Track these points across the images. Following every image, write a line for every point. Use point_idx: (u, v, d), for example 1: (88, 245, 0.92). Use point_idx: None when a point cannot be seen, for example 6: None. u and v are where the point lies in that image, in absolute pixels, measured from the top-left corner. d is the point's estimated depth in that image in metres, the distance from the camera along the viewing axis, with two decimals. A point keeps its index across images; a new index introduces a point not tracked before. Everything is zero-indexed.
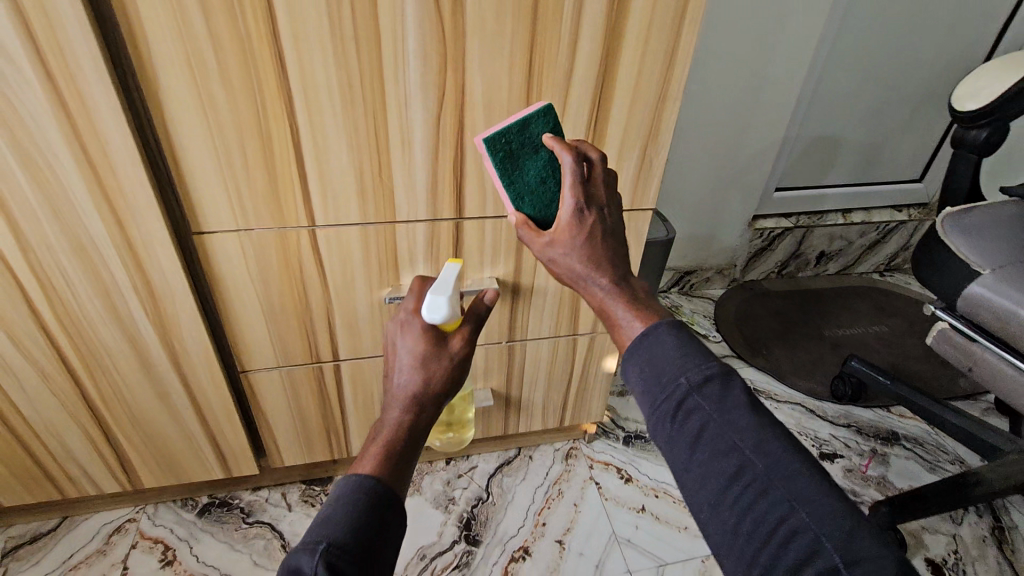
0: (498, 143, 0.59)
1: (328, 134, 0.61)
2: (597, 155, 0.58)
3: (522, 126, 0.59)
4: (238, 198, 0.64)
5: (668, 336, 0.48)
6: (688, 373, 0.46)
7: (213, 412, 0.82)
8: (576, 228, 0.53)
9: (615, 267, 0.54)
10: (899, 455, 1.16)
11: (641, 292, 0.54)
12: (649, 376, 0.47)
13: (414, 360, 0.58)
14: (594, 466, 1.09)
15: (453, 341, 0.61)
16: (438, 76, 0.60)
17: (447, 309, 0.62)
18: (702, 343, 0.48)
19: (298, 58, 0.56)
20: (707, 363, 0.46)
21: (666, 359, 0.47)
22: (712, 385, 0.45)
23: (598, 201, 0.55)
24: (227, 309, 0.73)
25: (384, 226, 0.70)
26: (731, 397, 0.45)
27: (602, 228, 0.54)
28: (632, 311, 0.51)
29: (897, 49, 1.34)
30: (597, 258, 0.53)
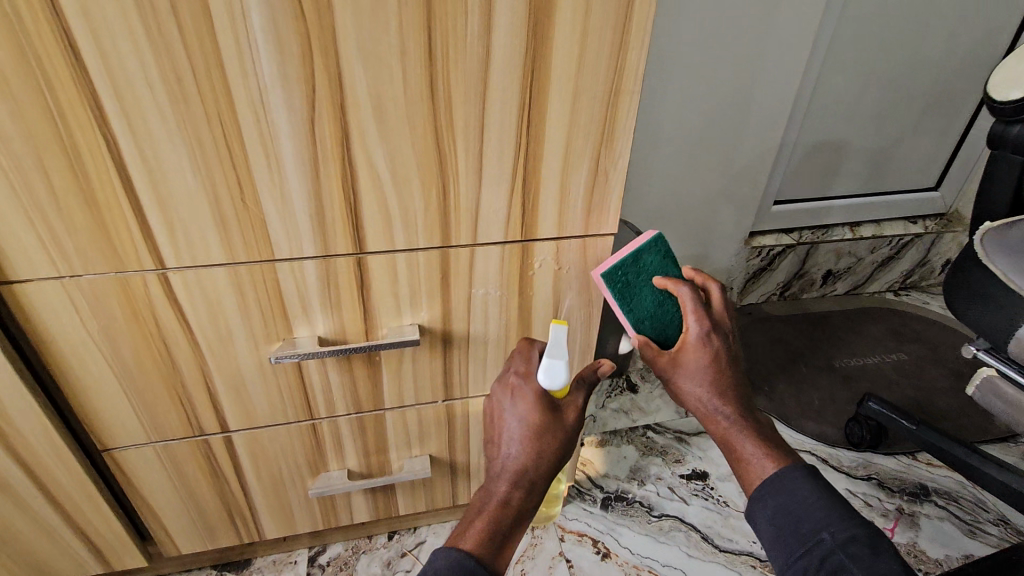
0: (615, 277, 0.58)
1: (159, 145, 0.46)
2: (719, 290, 0.61)
3: (635, 257, 0.59)
4: (51, 235, 0.48)
5: (811, 490, 0.54)
6: (830, 529, 0.51)
7: (74, 500, 0.65)
8: (701, 353, 0.57)
9: (739, 398, 0.58)
10: (931, 515, 0.98)
11: (763, 423, 0.59)
12: (785, 525, 0.54)
13: (527, 433, 0.55)
14: (566, 538, 0.92)
15: (567, 413, 0.57)
16: (304, 68, 0.45)
17: (564, 376, 0.56)
18: (840, 498, 0.54)
19: (96, 41, 0.41)
20: (855, 525, 0.51)
21: (806, 509, 0.53)
22: (858, 544, 0.50)
23: (725, 332, 0.59)
24: (67, 376, 0.56)
25: (258, 266, 0.54)
26: (879, 562, 0.49)
27: (732, 358, 0.59)
28: (757, 446, 0.57)
29: (907, 43, 1.19)
30: (722, 388, 0.57)
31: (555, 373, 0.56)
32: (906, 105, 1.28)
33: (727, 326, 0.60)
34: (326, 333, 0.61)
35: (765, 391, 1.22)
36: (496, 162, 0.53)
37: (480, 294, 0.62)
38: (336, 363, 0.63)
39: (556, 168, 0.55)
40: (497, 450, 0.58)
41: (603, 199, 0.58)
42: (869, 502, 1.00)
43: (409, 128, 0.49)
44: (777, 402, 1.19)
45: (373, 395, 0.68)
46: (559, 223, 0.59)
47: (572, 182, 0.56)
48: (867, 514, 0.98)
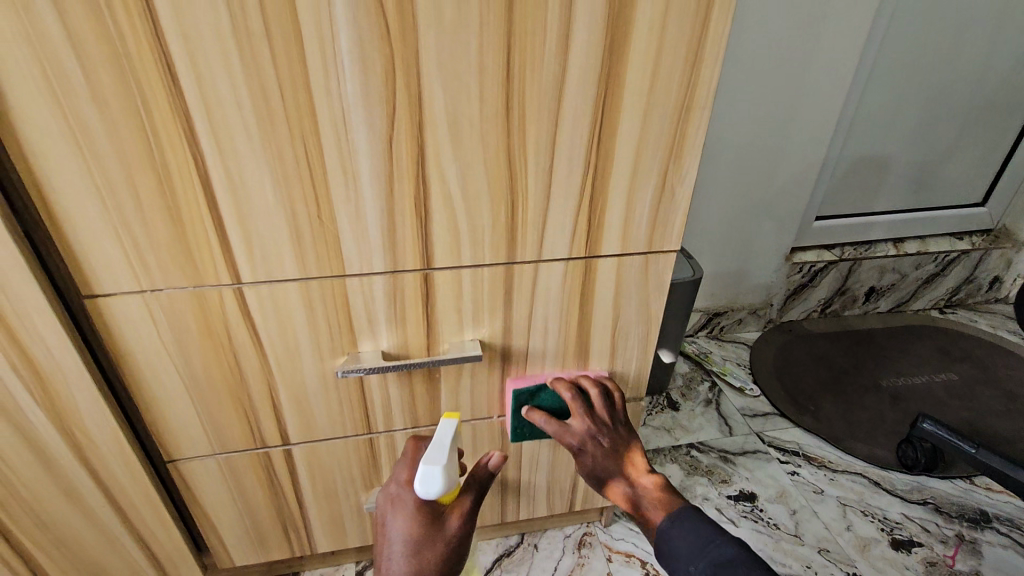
0: (519, 431, 0.69)
1: (242, 162, 0.47)
2: (569, 394, 0.64)
3: (516, 407, 0.68)
4: (137, 249, 0.49)
5: (677, 525, 0.52)
6: (693, 561, 0.50)
7: (137, 509, 0.66)
8: (588, 469, 0.61)
9: (628, 469, 0.59)
10: (993, 542, 0.95)
11: (653, 484, 0.57)
12: (672, 566, 0.52)
13: (406, 548, 0.48)
14: (613, 558, 0.90)
15: (451, 519, 0.50)
16: (386, 86, 0.46)
17: (443, 480, 0.50)
18: (699, 522, 0.52)
19: (192, 62, 0.42)
20: (709, 544, 0.50)
21: (677, 551, 0.51)
22: (717, 564, 0.49)
23: (585, 434, 0.61)
24: (140, 387, 0.57)
25: (329, 280, 0.55)
26: (734, 574, 0.48)
27: (605, 452, 0.60)
28: (655, 505, 0.56)
29: (954, 57, 1.17)
30: (615, 472, 0.59)
31: (432, 481, 0.49)
32: (953, 118, 1.26)
33: (589, 424, 0.62)
34: (389, 348, 0.61)
35: (811, 411, 1.19)
36: (565, 179, 0.53)
37: (541, 311, 0.62)
38: (397, 377, 0.64)
39: (623, 183, 0.55)
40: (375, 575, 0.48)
41: (668, 216, 0.58)
42: (926, 527, 0.97)
43: (482, 146, 0.50)
44: (824, 422, 1.16)
45: (430, 410, 0.68)
46: (622, 240, 0.59)
47: (638, 200, 0.56)
48: (927, 541, 0.95)
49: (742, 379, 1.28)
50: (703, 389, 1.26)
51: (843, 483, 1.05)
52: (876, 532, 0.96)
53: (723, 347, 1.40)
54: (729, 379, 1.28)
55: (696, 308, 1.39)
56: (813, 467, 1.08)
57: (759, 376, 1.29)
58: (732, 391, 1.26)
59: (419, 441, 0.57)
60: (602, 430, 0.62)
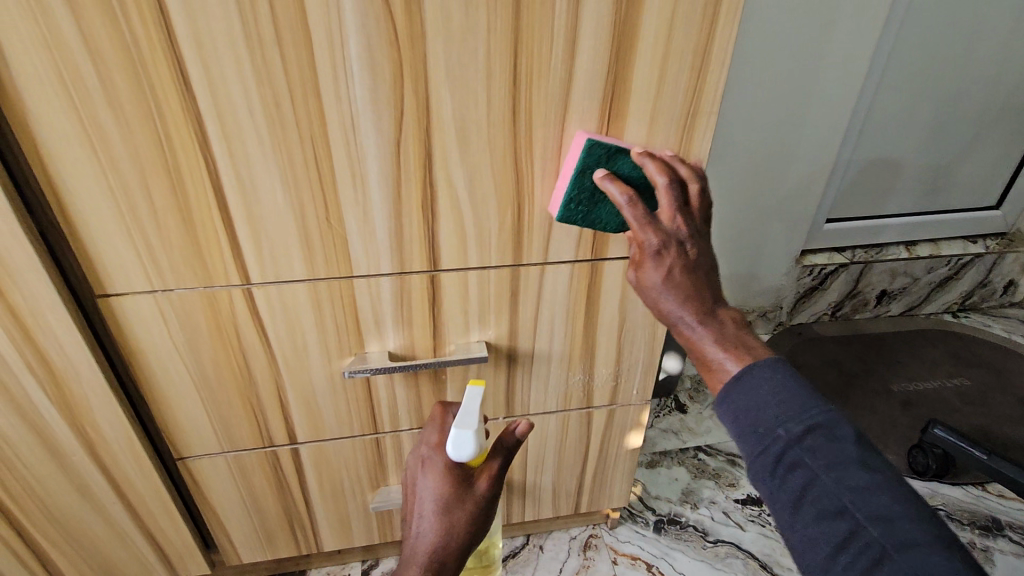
0: (571, 208, 0.52)
1: (252, 165, 0.47)
2: (664, 179, 0.48)
3: (578, 177, 0.51)
4: (149, 250, 0.50)
5: (771, 378, 0.44)
6: (787, 424, 0.42)
7: (147, 505, 0.67)
8: (659, 272, 0.46)
9: (703, 296, 0.46)
10: (1005, 550, 0.94)
11: (732, 324, 0.47)
12: (743, 422, 0.44)
13: (436, 507, 0.49)
14: (619, 560, 0.90)
15: (480, 482, 0.50)
16: (394, 92, 0.46)
17: (472, 446, 0.49)
18: (802, 382, 0.44)
19: (204, 68, 0.43)
20: (811, 411, 0.42)
21: (766, 405, 0.43)
22: (817, 435, 0.42)
23: (672, 233, 0.47)
24: (151, 385, 0.58)
25: (337, 282, 0.55)
26: (836, 451, 0.41)
27: (686, 263, 0.47)
28: (722, 348, 0.46)
29: (969, 59, 1.16)
30: (689, 292, 0.46)
31: (464, 444, 0.49)
32: (966, 121, 1.25)
33: (681, 224, 0.47)
34: (396, 348, 0.62)
35: None
36: None
37: (547, 313, 0.62)
38: (403, 377, 0.64)
39: None
40: (409, 526, 0.51)
41: None
42: None
43: (489, 150, 0.50)
44: None
45: None
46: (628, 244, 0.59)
47: None
48: None
49: None
50: None
51: None
52: None
53: None
54: None
55: None
56: None
57: None
58: None
59: (448, 406, 0.55)
60: (692, 237, 0.48)
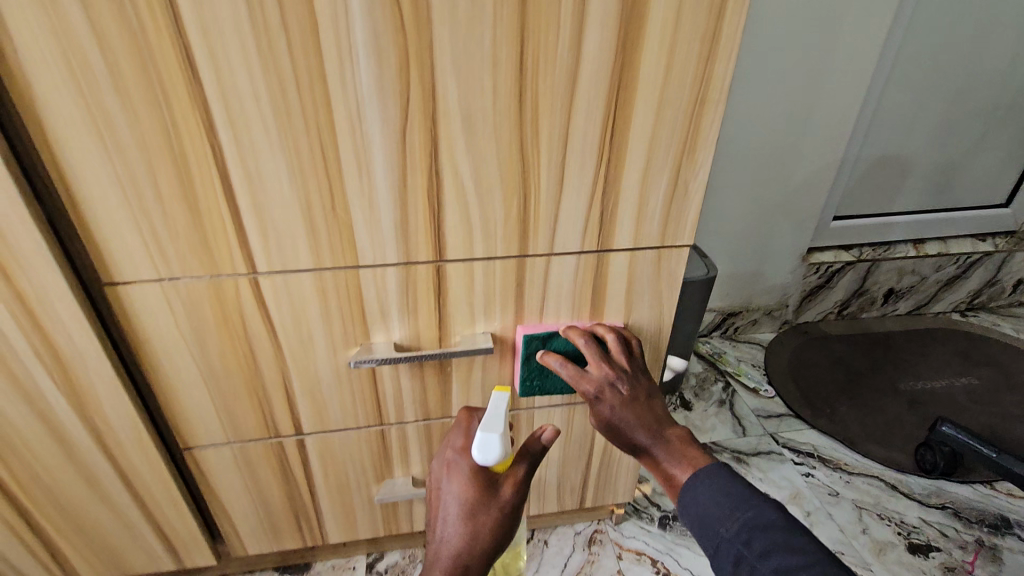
0: (530, 386, 0.65)
1: (258, 153, 0.47)
2: (581, 339, 0.59)
3: (524, 361, 0.64)
4: (156, 238, 0.50)
5: (706, 484, 0.49)
6: (724, 522, 0.47)
7: (153, 495, 0.67)
8: (604, 416, 0.54)
9: (648, 420, 0.53)
10: (1014, 548, 0.93)
11: (677, 440, 0.53)
12: (698, 530, 0.49)
13: (461, 512, 0.48)
14: (623, 556, 0.90)
15: (505, 487, 0.50)
16: (400, 78, 0.46)
17: (499, 449, 0.50)
18: (735, 478, 0.49)
19: (211, 54, 0.43)
20: (744, 505, 0.47)
21: (705, 509, 0.48)
22: (752, 529, 0.46)
23: (603, 380, 0.55)
24: (158, 374, 0.59)
25: (343, 272, 0.55)
26: (768, 540, 0.45)
27: (623, 398, 0.54)
28: (680, 463, 0.51)
29: (979, 54, 1.15)
30: (637, 417, 0.54)
31: (491, 448, 0.49)
32: (976, 117, 1.24)
33: (607, 371, 0.56)
34: (401, 339, 0.62)
35: (827, 413, 1.18)
36: (577, 172, 0.53)
37: (553, 306, 0.62)
38: (408, 369, 0.64)
39: (635, 177, 0.55)
40: (431, 535, 0.49)
41: (681, 211, 0.58)
42: (945, 532, 0.96)
43: (495, 138, 0.50)
44: (840, 424, 1.15)
45: (441, 403, 0.68)
46: (634, 235, 0.59)
47: (650, 194, 0.56)
48: (945, 546, 0.93)
49: (756, 379, 1.27)
50: (717, 390, 1.25)
51: (859, 486, 1.03)
52: (892, 536, 0.95)
53: (737, 348, 1.39)
54: (743, 379, 1.27)
55: (710, 307, 1.38)
56: (829, 469, 1.07)
57: (774, 377, 1.28)
58: (746, 392, 1.25)
59: (473, 411, 0.56)
60: (622, 377, 0.56)
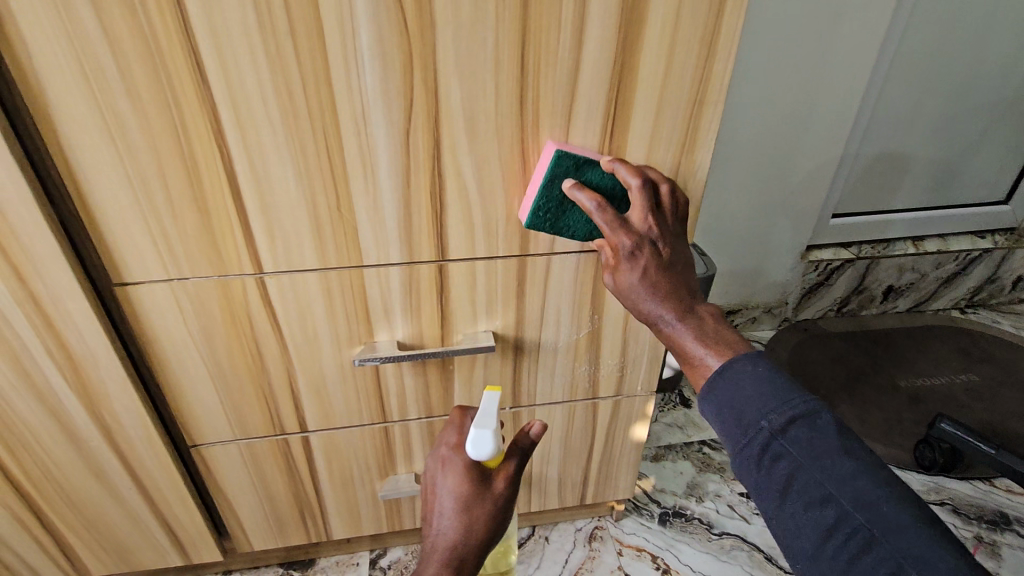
0: (540, 219, 0.54)
1: (265, 155, 0.48)
2: (637, 182, 0.51)
3: (549, 182, 0.52)
4: (165, 238, 0.51)
5: (754, 374, 0.47)
6: (770, 416, 0.45)
7: (161, 491, 0.68)
8: (638, 272, 0.51)
9: (677, 293, 0.52)
10: (1013, 544, 0.94)
11: (708, 317, 0.52)
12: (729, 415, 0.47)
13: (456, 505, 0.49)
14: (624, 552, 0.91)
15: (498, 480, 0.51)
16: (405, 81, 0.47)
17: (492, 445, 0.50)
18: (783, 375, 0.47)
19: (220, 58, 0.44)
20: (793, 401, 0.45)
21: (749, 401, 0.46)
22: (799, 426, 0.44)
23: (645, 235, 0.52)
24: (166, 372, 0.60)
25: (347, 271, 0.57)
26: (821, 442, 0.44)
27: (659, 262, 0.52)
28: (705, 345, 0.50)
29: (977, 52, 1.16)
30: (664, 288, 0.51)
31: (483, 444, 0.50)
32: (975, 114, 1.25)
33: (651, 225, 0.52)
34: (404, 338, 0.63)
35: (826, 410, 1.19)
36: None
37: (554, 303, 0.63)
38: (411, 366, 0.65)
39: None
40: (426, 528, 0.51)
41: None
42: None
43: (497, 139, 0.51)
44: (839, 421, 1.16)
45: (444, 400, 0.69)
46: None
47: None
48: None
49: None
50: None
51: None
52: None
53: None
54: None
55: (709, 305, 1.39)
56: None
57: None
58: None
59: (465, 409, 0.58)
60: (663, 237, 0.53)
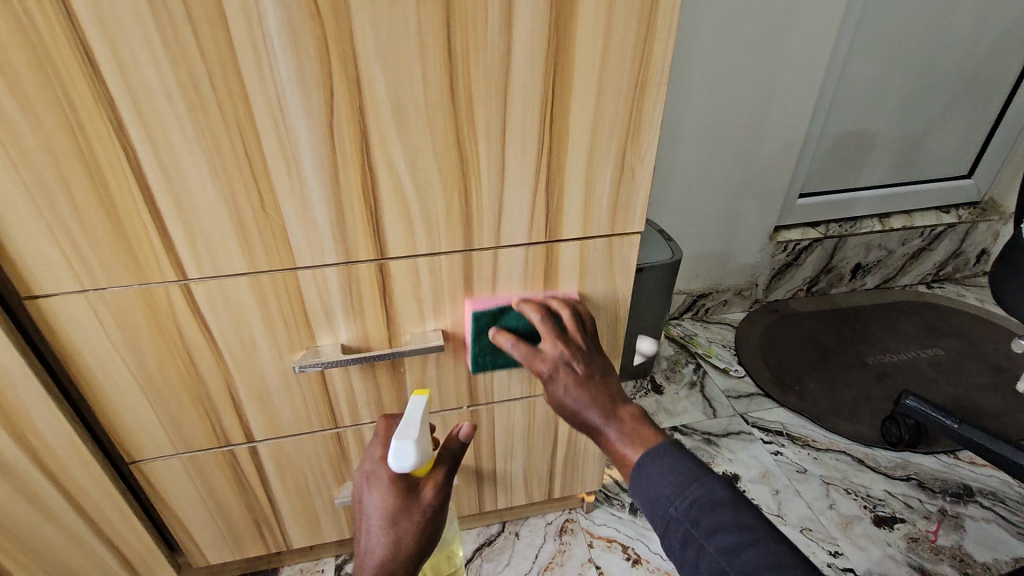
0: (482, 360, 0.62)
1: (177, 153, 0.45)
2: (537, 315, 0.57)
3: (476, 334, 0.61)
4: (73, 247, 0.47)
5: (656, 464, 0.46)
6: (672, 503, 0.45)
7: (101, 510, 0.65)
8: (559, 389, 0.53)
9: (601, 402, 0.52)
10: (976, 516, 0.95)
11: (632, 420, 0.51)
12: (648, 508, 0.47)
13: (383, 521, 0.48)
14: (595, 544, 0.90)
15: (427, 490, 0.50)
16: (322, 70, 0.44)
17: (416, 455, 0.48)
18: (682, 457, 0.47)
19: (114, 50, 0.40)
20: (695, 483, 0.45)
21: (656, 490, 0.46)
22: (705, 509, 0.44)
23: (557, 359, 0.54)
24: (94, 389, 0.56)
25: (280, 274, 0.53)
26: (715, 522, 0.43)
27: (578, 378, 0.53)
28: (631, 445, 0.48)
29: (936, 27, 1.14)
30: (584, 399, 0.52)
31: (406, 455, 0.48)
32: (936, 90, 1.24)
33: (561, 349, 0.54)
34: (349, 341, 0.60)
35: (796, 390, 1.19)
36: (519, 164, 0.52)
37: (504, 300, 0.61)
38: (359, 370, 0.62)
39: (580, 165, 0.53)
40: (355, 545, 0.49)
41: (630, 196, 0.57)
42: (909, 503, 0.97)
43: (429, 130, 0.48)
44: (809, 401, 1.16)
45: (397, 403, 0.67)
46: (583, 225, 0.57)
47: (597, 182, 0.55)
48: (909, 517, 0.95)
49: (725, 360, 1.27)
50: (688, 371, 1.26)
51: (828, 462, 1.04)
52: (859, 510, 0.96)
53: (708, 329, 1.39)
54: (713, 360, 1.27)
55: (679, 290, 1.38)
56: (798, 447, 1.07)
57: (745, 356, 1.28)
58: (717, 372, 1.26)
59: (391, 418, 0.56)
60: (576, 356, 0.55)
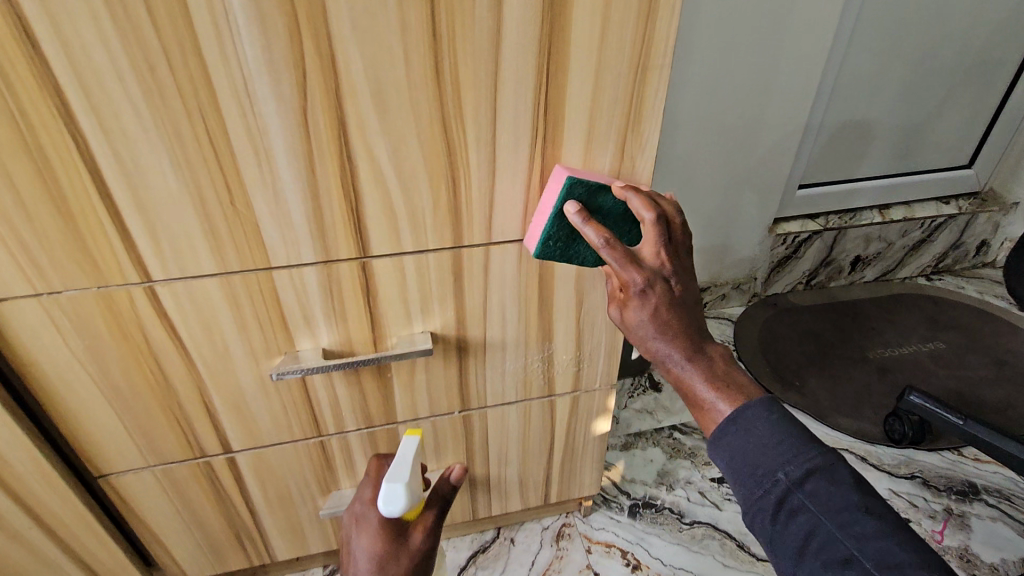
0: (548, 248, 0.51)
1: (134, 143, 0.41)
2: (650, 215, 0.46)
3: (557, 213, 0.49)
4: (22, 247, 0.43)
5: (765, 420, 0.45)
6: (787, 467, 0.44)
7: (69, 527, 0.61)
8: (643, 312, 0.46)
9: (688, 333, 0.47)
10: (981, 515, 0.92)
11: (719, 360, 0.48)
12: (739, 465, 0.45)
13: (371, 564, 0.48)
14: (593, 549, 0.87)
15: (416, 534, 0.51)
16: (293, 51, 0.40)
17: (404, 499, 0.50)
18: (797, 424, 0.46)
19: (57, 27, 0.36)
20: (812, 453, 0.44)
21: (764, 450, 0.44)
22: (817, 479, 0.44)
23: (655, 272, 0.46)
24: (53, 400, 0.52)
25: (253, 274, 0.49)
26: (835, 497, 0.43)
27: (672, 301, 0.46)
28: (714, 389, 0.46)
29: (941, 12, 1.11)
30: (670, 328, 0.46)
31: (395, 500, 0.49)
32: (939, 77, 1.20)
33: (663, 261, 0.47)
34: (331, 345, 0.56)
35: (796, 386, 1.16)
36: (511, 154, 0.48)
37: (496, 301, 0.57)
38: (343, 375, 0.58)
39: (577, 154, 0.49)
40: None
41: None
42: (914, 502, 0.95)
43: (413, 116, 0.44)
44: (809, 397, 1.13)
45: (385, 408, 0.63)
46: None
47: (595, 173, 0.51)
48: (914, 517, 0.92)
49: None
50: None
51: None
52: None
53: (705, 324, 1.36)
54: None
55: None
56: None
57: (744, 351, 1.25)
58: None
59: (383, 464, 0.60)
60: (675, 273, 0.47)
